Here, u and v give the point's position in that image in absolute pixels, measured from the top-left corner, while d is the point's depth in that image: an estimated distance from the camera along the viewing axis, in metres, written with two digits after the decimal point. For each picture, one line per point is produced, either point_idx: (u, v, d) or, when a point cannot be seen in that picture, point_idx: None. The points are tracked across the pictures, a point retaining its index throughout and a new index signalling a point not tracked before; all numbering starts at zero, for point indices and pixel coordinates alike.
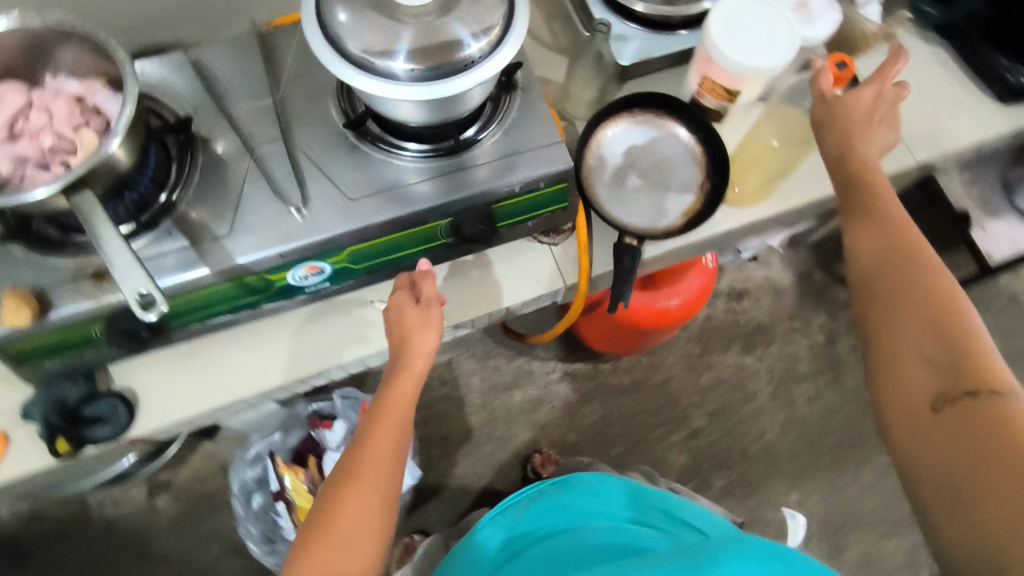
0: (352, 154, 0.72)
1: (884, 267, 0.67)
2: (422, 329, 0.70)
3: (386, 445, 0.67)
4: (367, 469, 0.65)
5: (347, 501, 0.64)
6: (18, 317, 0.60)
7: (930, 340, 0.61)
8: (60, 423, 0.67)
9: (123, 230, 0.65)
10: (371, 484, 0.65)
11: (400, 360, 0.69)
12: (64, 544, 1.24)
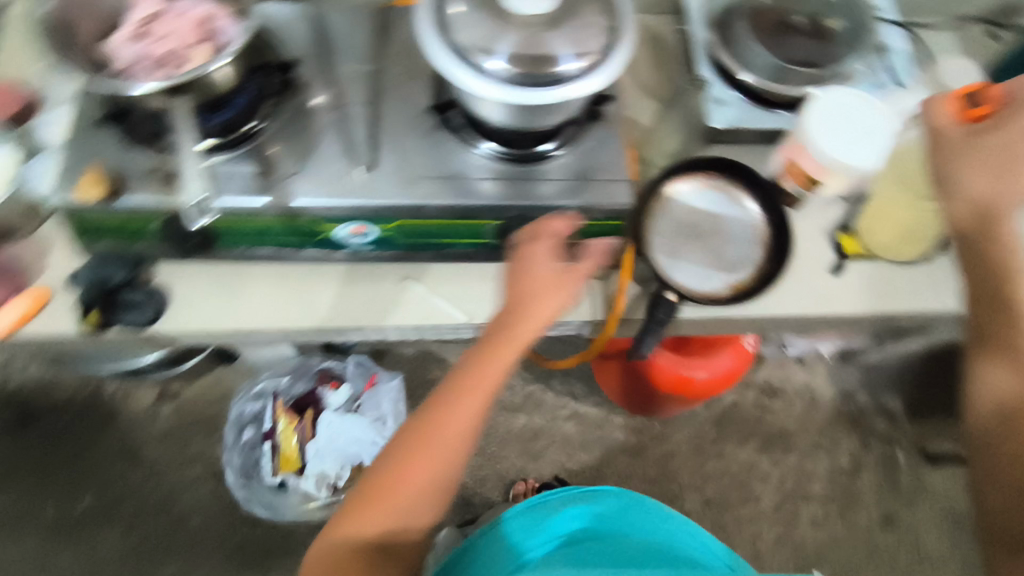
0: (429, 136, 0.75)
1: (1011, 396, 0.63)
2: (545, 294, 0.66)
3: (466, 408, 0.64)
4: (444, 436, 0.64)
5: (418, 460, 0.64)
6: (90, 191, 0.66)
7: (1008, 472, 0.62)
8: (98, 298, 0.71)
9: (207, 145, 0.69)
10: (444, 449, 0.64)
11: (513, 323, 0.65)
12: (69, 418, 1.31)
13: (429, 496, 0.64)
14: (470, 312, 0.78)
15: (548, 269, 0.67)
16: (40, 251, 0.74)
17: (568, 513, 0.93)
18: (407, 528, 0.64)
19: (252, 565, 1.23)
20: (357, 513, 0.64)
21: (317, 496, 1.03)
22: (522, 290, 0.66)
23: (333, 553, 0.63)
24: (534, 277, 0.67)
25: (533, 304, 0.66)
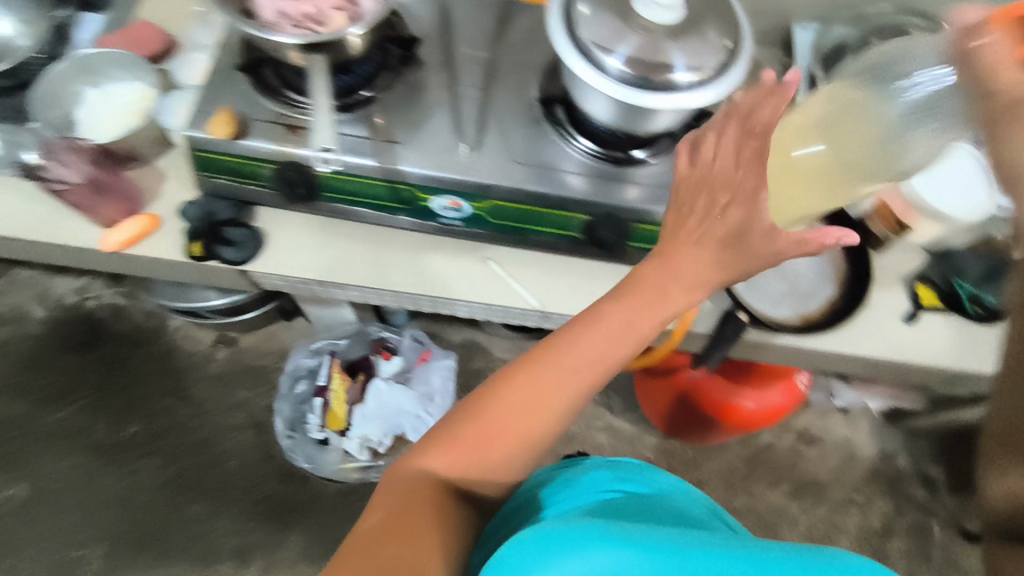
0: (532, 126, 0.77)
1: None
2: (700, 258, 0.60)
3: (596, 360, 0.58)
4: (564, 381, 0.58)
5: (528, 401, 0.57)
6: (222, 129, 0.71)
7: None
8: (205, 230, 0.76)
9: None
10: (565, 401, 0.57)
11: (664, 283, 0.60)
12: (131, 346, 1.37)
13: (530, 448, 0.57)
14: (543, 300, 0.80)
15: (729, 214, 0.59)
16: (159, 177, 0.80)
17: (603, 474, 0.67)
18: (495, 477, 0.57)
19: (278, 518, 1.26)
20: (450, 447, 0.56)
21: (358, 458, 1.07)
22: (689, 242, 0.61)
23: (412, 485, 0.55)
24: (706, 230, 0.60)
25: (691, 263, 0.61)
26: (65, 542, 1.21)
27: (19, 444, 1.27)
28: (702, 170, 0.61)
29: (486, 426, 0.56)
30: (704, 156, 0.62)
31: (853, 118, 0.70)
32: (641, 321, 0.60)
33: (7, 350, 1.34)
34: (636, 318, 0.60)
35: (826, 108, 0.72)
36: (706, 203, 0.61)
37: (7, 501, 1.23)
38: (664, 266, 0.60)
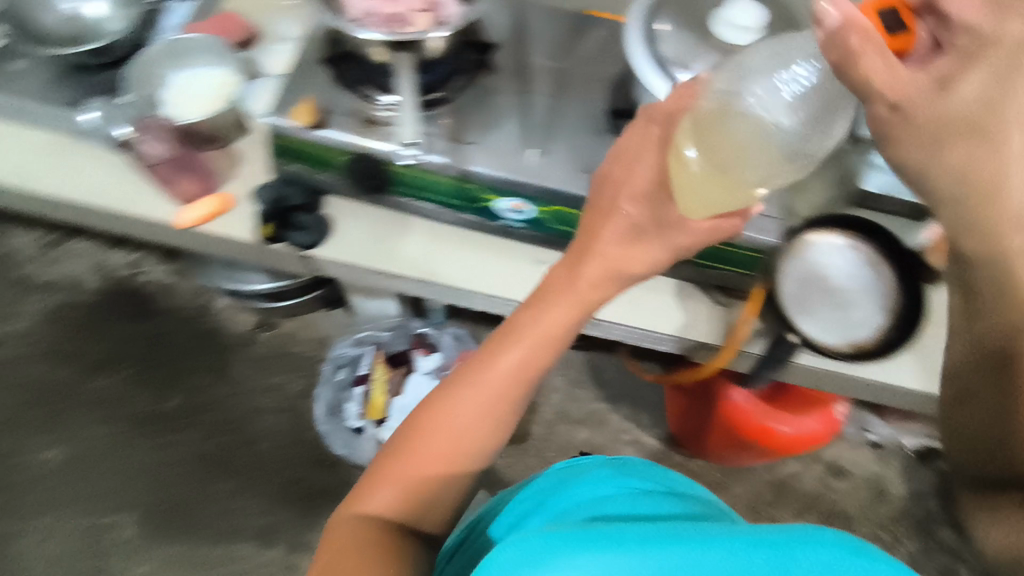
0: (598, 136, 0.79)
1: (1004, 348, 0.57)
2: (614, 247, 0.61)
3: (505, 371, 0.61)
4: (478, 392, 0.61)
5: (448, 419, 0.60)
6: (302, 117, 0.75)
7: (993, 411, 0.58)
8: (276, 213, 0.79)
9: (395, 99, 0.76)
10: (482, 412, 0.60)
11: (569, 276, 0.62)
12: (175, 323, 1.40)
13: (458, 462, 0.60)
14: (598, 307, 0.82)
15: (631, 220, 0.62)
16: (233, 161, 0.83)
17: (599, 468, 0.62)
18: (433, 498, 0.60)
19: (305, 502, 1.27)
20: (384, 482, 0.59)
21: None
22: (596, 241, 0.62)
23: (352, 527, 0.57)
24: (612, 228, 0.62)
25: (606, 252, 0.61)
26: (99, 508, 1.24)
27: (63, 409, 1.31)
28: (599, 188, 0.64)
29: (414, 452, 0.59)
30: (607, 174, 0.64)
31: (729, 125, 0.58)
32: (548, 324, 0.61)
33: (58, 316, 1.38)
34: (541, 322, 0.61)
35: (692, 121, 0.60)
36: (607, 207, 0.62)
37: (48, 463, 1.27)
38: (567, 270, 0.63)
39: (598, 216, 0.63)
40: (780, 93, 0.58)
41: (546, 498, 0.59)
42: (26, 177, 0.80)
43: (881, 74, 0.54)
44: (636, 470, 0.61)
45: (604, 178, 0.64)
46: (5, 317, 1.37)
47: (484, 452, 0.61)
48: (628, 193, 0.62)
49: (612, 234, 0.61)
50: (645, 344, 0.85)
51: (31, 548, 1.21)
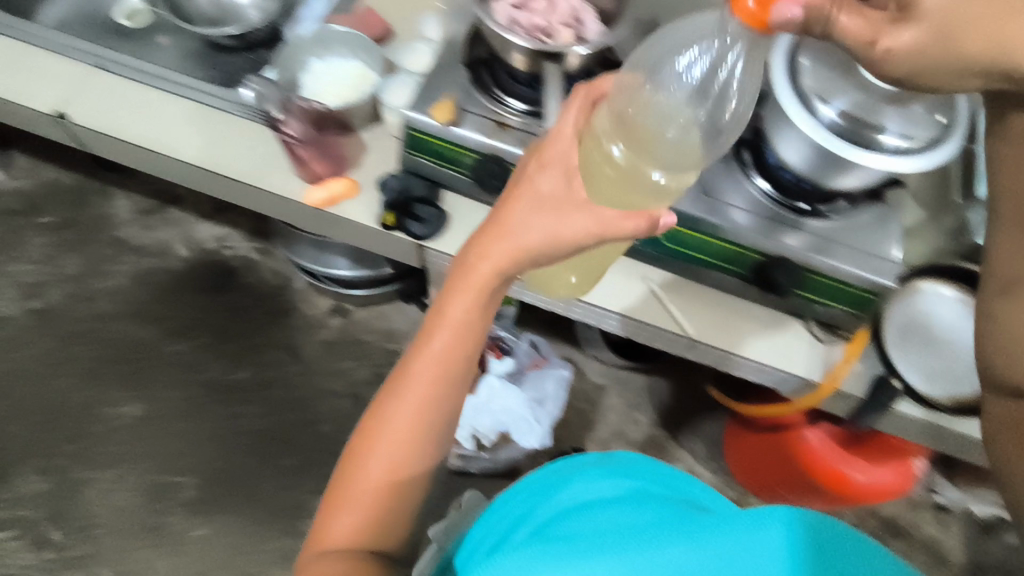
0: (722, 161, 0.80)
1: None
2: (527, 217, 0.59)
3: (426, 374, 0.60)
4: (406, 388, 0.60)
5: (384, 424, 0.60)
6: (443, 114, 0.77)
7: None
8: (400, 202, 0.82)
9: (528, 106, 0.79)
10: (411, 419, 0.59)
11: (475, 251, 0.59)
12: (253, 298, 1.44)
13: (402, 470, 0.59)
14: (698, 330, 0.83)
15: (537, 208, 0.60)
16: (362, 149, 0.87)
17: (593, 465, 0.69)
18: (390, 511, 0.59)
19: None
20: (342, 500, 0.59)
21: (462, 446, 1.10)
22: (496, 231, 0.59)
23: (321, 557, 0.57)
24: (516, 219, 0.59)
25: (521, 224, 0.59)
26: (167, 467, 1.29)
27: (144, 368, 1.36)
28: (512, 185, 0.63)
29: (358, 467, 0.60)
30: (521, 175, 0.63)
31: (642, 119, 0.62)
32: (453, 317, 0.59)
33: (149, 279, 1.44)
34: (448, 318, 0.59)
35: (610, 113, 0.63)
36: (513, 201, 0.60)
37: (124, 418, 1.32)
38: (469, 259, 0.59)
39: (507, 210, 0.60)
40: (691, 81, 0.60)
41: (540, 484, 0.68)
42: (174, 144, 0.85)
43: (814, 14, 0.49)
44: (626, 469, 0.68)
45: (517, 176, 0.63)
46: (99, 274, 1.44)
47: (422, 449, 0.60)
48: (533, 190, 0.60)
49: (513, 226, 0.59)
50: (739, 371, 0.85)
51: (101, 496, 1.26)
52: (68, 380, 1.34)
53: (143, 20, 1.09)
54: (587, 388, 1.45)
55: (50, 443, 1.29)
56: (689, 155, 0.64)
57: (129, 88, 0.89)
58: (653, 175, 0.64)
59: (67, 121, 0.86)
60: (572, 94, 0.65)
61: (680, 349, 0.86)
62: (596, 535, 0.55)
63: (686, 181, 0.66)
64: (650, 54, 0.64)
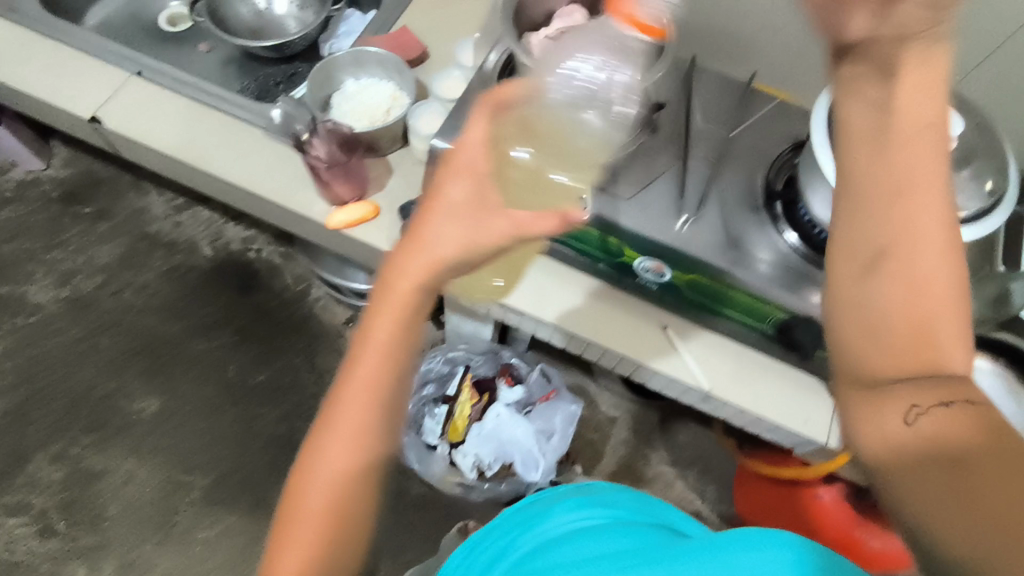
0: (751, 213, 0.78)
1: (889, 239, 0.38)
2: (441, 220, 0.50)
3: (355, 400, 0.50)
4: (337, 423, 0.50)
5: (316, 467, 0.50)
6: None
7: (880, 355, 0.39)
8: None
9: None
10: (342, 459, 0.50)
11: (394, 264, 0.51)
12: (274, 301, 1.44)
13: (346, 516, 0.51)
14: (714, 384, 0.80)
15: (452, 216, 0.51)
16: (386, 170, 0.87)
17: (565, 500, 0.70)
18: (336, 552, 0.51)
19: None
20: (280, 560, 0.50)
21: (465, 475, 1.08)
22: (411, 241, 0.51)
23: None
24: (430, 226, 0.50)
25: (437, 229, 0.50)
26: (177, 465, 1.29)
27: (167, 363, 1.37)
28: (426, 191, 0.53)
29: (296, 520, 0.51)
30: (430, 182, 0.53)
31: (544, 124, 0.60)
32: (380, 339, 0.50)
33: (175, 275, 1.45)
34: (373, 342, 0.50)
35: (518, 119, 0.59)
36: (432, 207, 0.51)
37: (141, 412, 1.33)
38: (386, 274, 0.51)
39: (418, 218, 0.51)
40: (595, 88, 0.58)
41: (520, 516, 0.71)
42: (202, 154, 0.87)
43: None
44: (606, 499, 0.70)
45: (435, 176, 0.53)
46: (128, 266, 1.45)
47: (370, 486, 0.52)
48: (459, 190, 0.51)
49: (434, 236, 0.50)
50: (757, 428, 0.82)
51: (112, 489, 1.27)
52: (91, 370, 1.35)
53: (186, 26, 1.10)
54: (599, 419, 1.42)
55: (68, 431, 1.31)
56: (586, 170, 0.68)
57: (165, 97, 0.90)
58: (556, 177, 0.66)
59: (101, 126, 0.88)
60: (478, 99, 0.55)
61: (695, 399, 0.83)
62: (569, 568, 0.61)
63: (583, 179, 0.69)
64: (548, 67, 0.61)
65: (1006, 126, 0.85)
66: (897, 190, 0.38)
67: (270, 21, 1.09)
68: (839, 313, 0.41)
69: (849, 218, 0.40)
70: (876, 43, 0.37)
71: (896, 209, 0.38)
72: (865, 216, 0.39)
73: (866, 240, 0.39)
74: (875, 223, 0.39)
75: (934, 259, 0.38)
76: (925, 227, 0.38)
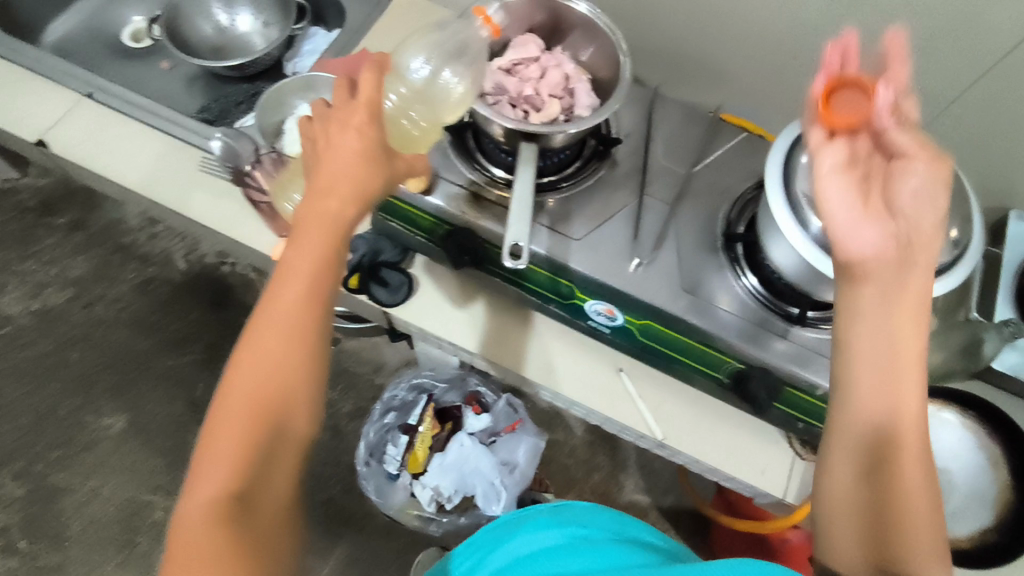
0: (710, 255, 0.74)
1: (877, 419, 0.51)
2: (345, 153, 0.58)
3: (287, 313, 0.54)
4: (265, 335, 0.53)
5: (246, 380, 0.52)
6: (417, 184, 0.72)
7: (853, 506, 0.51)
8: (365, 266, 0.81)
9: (504, 176, 0.75)
10: (280, 358, 0.53)
11: (315, 197, 0.58)
12: (245, 316, 1.42)
13: (281, 421, 0.52)
14: (666, 431, 0.77)
15: (354, 153, 0.58)
16: None
17: (536, 519, 0.70)
18: (268, 468, 0.51)
19: (330, 525, 1.26)
20: (204, 473, 0.49)
21: (423, 508, 1.07)
22: (323, 176, 0.58)
23: (190, 537, 0.47)
24: (334, 158, 0.58)
25: (341, 164, 0.58)
26: (142, 484, 1.28)
27: (134, 379, 1.35)
28: (315, 132, 0.60)
29: (223, 432, 0.51)
30: (322, 133, 0.60)
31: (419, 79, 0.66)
32: (315, 253, 0.56)
33: (147, 288, 1.43)
34: (308, 254, 0.56)
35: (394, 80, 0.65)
36: (333, 146, 0.59)
37: (108, 429, 1.31)
38: (310, 205, 0.58)
39: (321, 161, 0.59)
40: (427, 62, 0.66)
41: (488, 539, 0.71)
42: (150, 181, 0.84)
43: (841, 194, 0.53)
44: (574, 516, 0.68)
45: (323, 120, 0.60)
46: (99, 278, 1.43)
47: (300, 394, 0.53)
48: (349, 121, 0.59)
49: (333, 164, 0.58)
50: (713, 478, 0.78)
51: (75, 507, 1.26)
52: (58, 386, 1.34)
53: (149, 42, 1.07)
54: (574, 443, 1.39)
55: (33, 448, 1.29)
56: (434, 131, 0.68)
57: (115, 121, 0.88)
58: (411, 120, 0.66)
59: (48, 150, 0.86)
60: (335, 82, 0.62)
61: (650, 446, 0.80)
62: None
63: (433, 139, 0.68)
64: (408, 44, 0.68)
65: (983, 166, 0.80)
66: (889, 390, 0.51)
67: (233, 38, 1.07)
68: (832, 481, 0.53)
69: (844, 396, 0.53)
70: (886, 260, 0.52)
71: (886, 398, 0.51)
72: (858, 397, 0.52)
73: (859, 417, 0.51)
74: (868, 408, 0.51)
75: (912, 443, 0.50)
76: (909, 415, 0.51)
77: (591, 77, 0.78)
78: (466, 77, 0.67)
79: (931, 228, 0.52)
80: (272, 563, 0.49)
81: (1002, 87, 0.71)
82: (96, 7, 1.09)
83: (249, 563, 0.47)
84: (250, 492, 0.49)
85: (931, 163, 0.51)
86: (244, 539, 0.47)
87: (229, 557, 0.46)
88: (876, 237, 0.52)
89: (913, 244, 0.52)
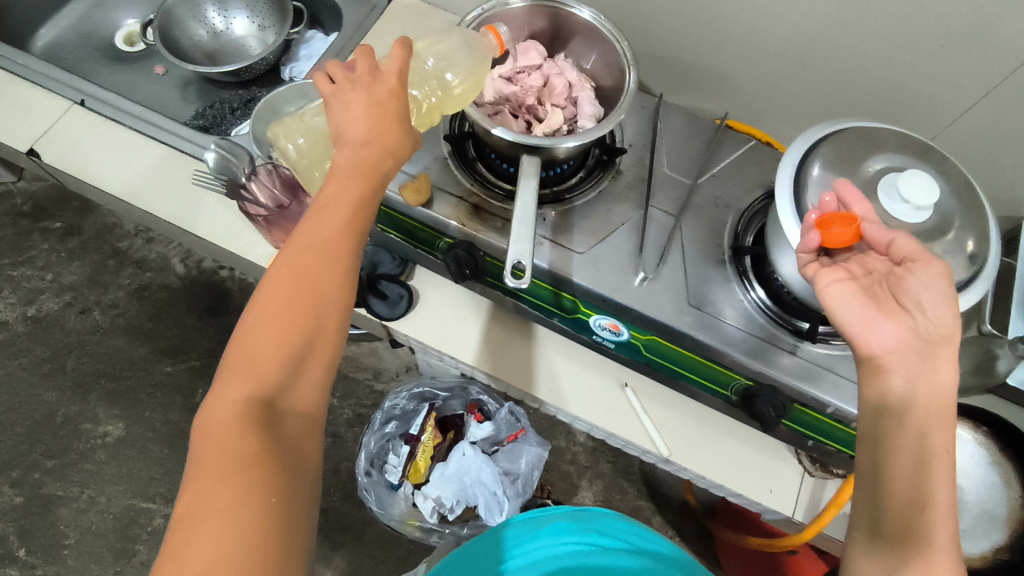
0: (717, 267, 0.72)
1: (920, 392, 0.51)
2: (374, 112, 0.55)
3: (323, 241, 0.51)
4: (303, 261, 0.51)
5: (278, 301, 0.49)
6: (414, 195, 0.70)
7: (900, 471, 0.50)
8: (364, 279, 0.79)
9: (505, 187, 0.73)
10: (315, 274, 0.50)
11: (347, 144, 0.55)
12: None
13: (311, 347, 0.49)
14: (672, 448, 0.76)
15: (378, 113, 0.55)
16: None
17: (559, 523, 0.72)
18: (293, 390, 0.48)
19: (330, 534, 1.26)
20: (233, 377, 0.47)
21: (425, 519, 1.04)
22: (354, 126, 0.55)
23: (213, 441, 0.44)
24: (365, 115, 0.55)
25: (375, 116, 0.55)
26: (139, 492, 1.27)
27: (130, 386, 1.34)
28: (342, 92, 0.56)
29: (253, 342, 0.48)
30: (342, 103, 0.56)
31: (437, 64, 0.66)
32: (353, 193, 0.53)
33: (142, 293, 1.41)
34: (348, 191, 0.53)
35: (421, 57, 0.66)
36: (359, 104, 0.55)
37: (104, 437, 1.30)
38: (346, 146, 0.55)
39: (348, 116, 0.55)
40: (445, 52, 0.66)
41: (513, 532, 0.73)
42: (143, 191, 0.83)
43: (854, 298, 0.55)
44: (597, 528, 0.72)
45: (348, 83, 0.57)
46: (95, 284, 1.42)
47: (330, 322, 0.50)
48: (374, 96, 0.56)
49: (362, 123, 0.55)
50: (718, 494, 0.77)
51: (73, 515, 1.25)
52: (54, 393, 1.33)
53: (142, 46, 1.05)
54: (575, 450, 1.38)
55: (30, 456, 1.28)
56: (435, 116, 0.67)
57: (108, 129, 0.86)
58: (417, 99, 0.65)
59: (38, 160, 0.84)
60: (355, 48, 0.59)
61: (654, 461, 0.79)
62: None
63: (432, 120, 0.68)
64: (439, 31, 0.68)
65: (993, 176, 0.78)
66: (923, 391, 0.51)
67: (228, 43, 1.05)
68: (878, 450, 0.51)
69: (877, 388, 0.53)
70: (907, 342, 0.53)
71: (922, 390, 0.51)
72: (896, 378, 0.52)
73: (890, 393, 0.52)
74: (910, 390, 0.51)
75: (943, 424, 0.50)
76: (940, 396, 0.51)
77: (594, 84, 0.76)
78: (470, 78, 0.67)
79: (950, 321, 0.52)
80: (301, 474, 0.45)
81: (1013, 99, 0.69)
82: (88, 10, 1.07)
83: (276, 469, 0.43)
84: (279, 404, 0.47)
85: (932, 263, 0.53)
86: (273, 446, 0.44)
87: (251, 467, 0.43)
88: (895, 332, 0.53)
89: (939, 331, 0.52)
